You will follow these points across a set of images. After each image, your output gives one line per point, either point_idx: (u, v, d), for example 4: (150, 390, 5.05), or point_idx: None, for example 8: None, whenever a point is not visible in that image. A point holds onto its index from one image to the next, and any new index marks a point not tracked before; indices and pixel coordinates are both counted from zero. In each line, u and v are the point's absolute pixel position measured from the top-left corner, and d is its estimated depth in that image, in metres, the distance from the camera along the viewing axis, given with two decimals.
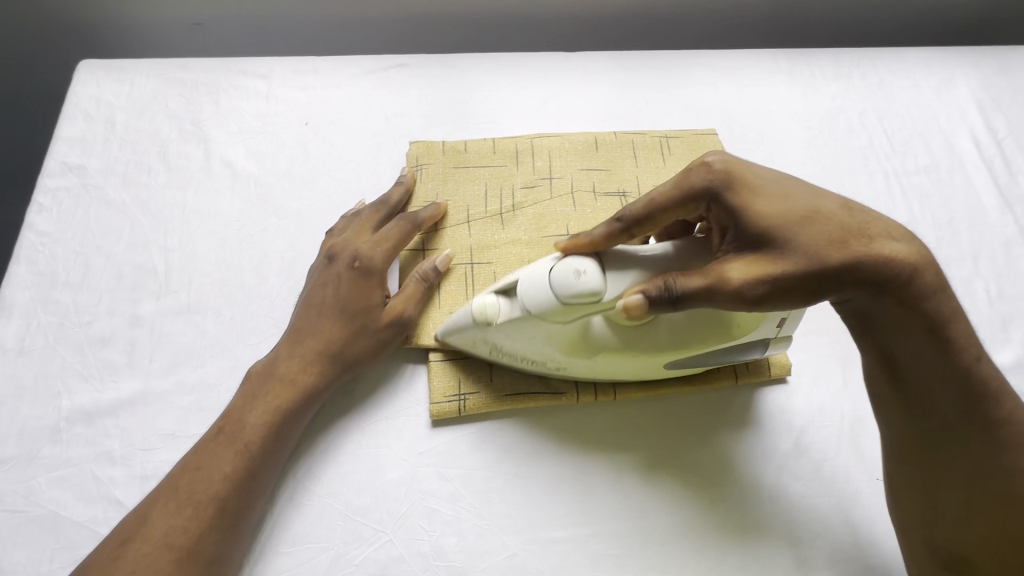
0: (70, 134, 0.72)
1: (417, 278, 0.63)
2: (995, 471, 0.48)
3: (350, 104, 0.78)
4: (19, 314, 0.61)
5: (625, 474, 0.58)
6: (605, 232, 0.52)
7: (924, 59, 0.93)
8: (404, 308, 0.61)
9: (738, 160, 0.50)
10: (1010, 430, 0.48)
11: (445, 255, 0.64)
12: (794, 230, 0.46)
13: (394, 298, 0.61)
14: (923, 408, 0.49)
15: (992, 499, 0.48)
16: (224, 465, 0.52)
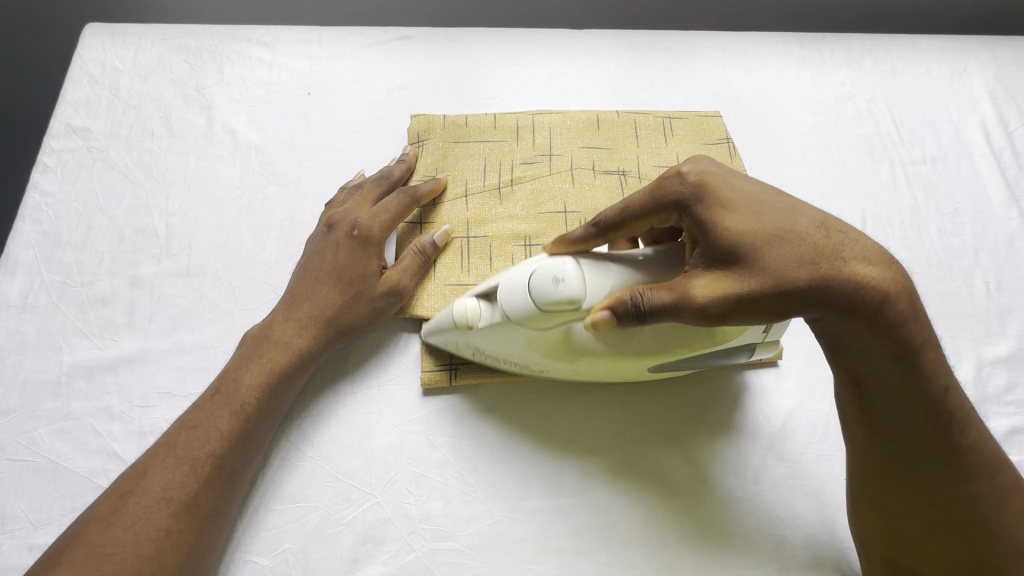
0: (75, 96, 0.73)
1: (414, 251, 0.63)
2: (957, 496, 0.48)
3: (353, 75, 0.78)
4: (23, 272, 0.62)
5: (596, 471, 0.58)
6: (582, 234, 0.54)
7: (938, 47, 0.91)
8: (400, 279, 0.61)
9: (714, 175, 0.49)
10: (974, 459, 0.48)
11: (443, 230, 0.64)
12: (762, 249, 0.45)
13: (390, 269, 0.62)
14: (889, 428, 0.49)
15: (954, 518, 0.48)
16: (221, 424, 0.53)
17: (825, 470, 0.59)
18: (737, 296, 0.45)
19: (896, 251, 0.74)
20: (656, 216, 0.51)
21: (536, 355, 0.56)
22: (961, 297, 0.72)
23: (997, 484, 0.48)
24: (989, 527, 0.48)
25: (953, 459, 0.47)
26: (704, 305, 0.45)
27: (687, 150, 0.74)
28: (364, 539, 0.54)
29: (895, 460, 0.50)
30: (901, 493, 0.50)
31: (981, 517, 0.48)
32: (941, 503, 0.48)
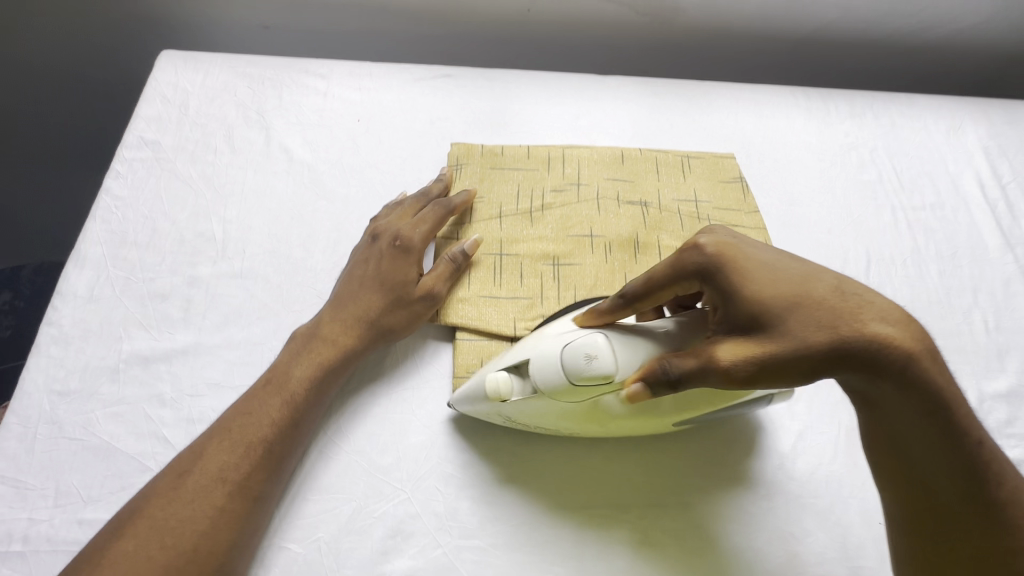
0: (148, 113, 0.80)
1: (447, 259, 0.68)
2: (1003, 553, 0.47)
3: (399, 106, 0.86)
4: (91, 266, 0.68)
5: (606, 495, 0.60)
6: (608, 305, 0.56)
7: (934, 106, 0.99)
8: (436, 284, 0.66)
9: (728, 243, 0.50)
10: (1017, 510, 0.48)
11: (473, 239, 0.69)
12: (784, 318, 0.46)
13: (427, 275, 0.67)
14: (924, 487, 0.49)
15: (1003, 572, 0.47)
16: (273, 411, 0.57)
17: (834, 490, 0.62)
18: (763, 360, 0.46)
19: (900, 289, 0.79)
20: (682, 281, 0.52)
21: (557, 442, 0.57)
22: (961, 334, 0.76)
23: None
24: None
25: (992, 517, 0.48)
26: (734, 372, 0.46)
27: (704, 187, 0.81)
28: (394, 532, 0.57)
29: (932, 516, 0.49)
30: (936, 545, 0.50)
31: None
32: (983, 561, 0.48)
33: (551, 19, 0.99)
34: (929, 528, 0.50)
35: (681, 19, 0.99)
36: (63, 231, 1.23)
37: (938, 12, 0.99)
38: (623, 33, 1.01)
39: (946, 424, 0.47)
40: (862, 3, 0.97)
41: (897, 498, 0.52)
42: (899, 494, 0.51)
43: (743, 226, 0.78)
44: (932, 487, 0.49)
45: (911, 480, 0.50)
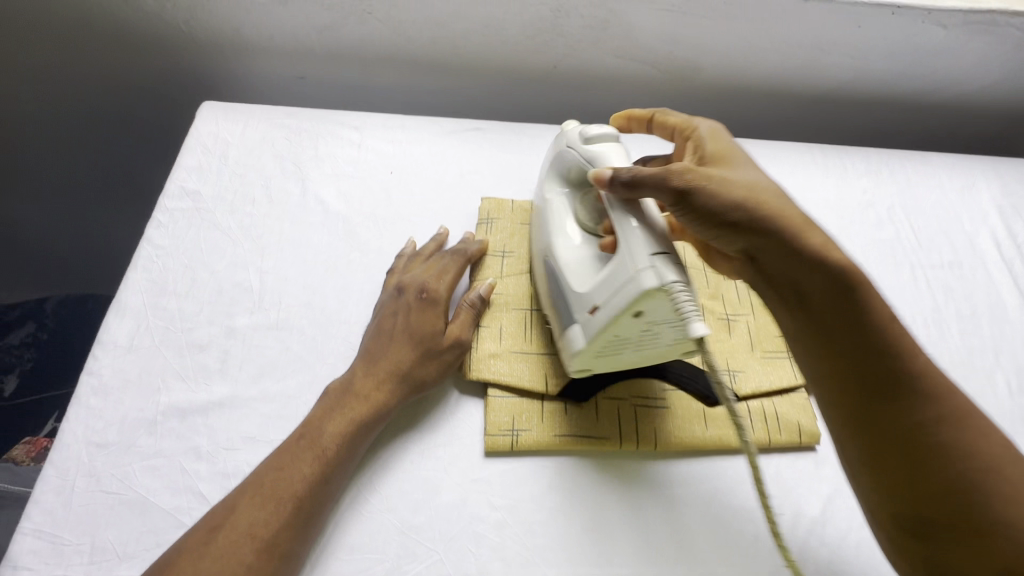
0: (190, 163, 0.83)
1: (467, 305, 0.69)
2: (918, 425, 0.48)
3: (430, 159, 0.89)
4: (131, 315, 0.69)
5: (639, 560, 0.60)
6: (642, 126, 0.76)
7: (948, 164, 1.01)
8: (461, 332, 0.66)
9: (724, 135, 0.63)
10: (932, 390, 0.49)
11: (488, 284, 0.71)
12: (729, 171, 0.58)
13: (451, 324, 0.67)
14: (838, 349, 0.52)
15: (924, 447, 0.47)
16: (303, 467, 0.56)
17: (867, 558, 0.61)
18: (699, 184, 0.55)
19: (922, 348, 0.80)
20: (680, 142, 0.66)
21: (576, 132, 0.69)
22: (985, 395, 0.76)
23: (986, 444, 0.47)
24: (987, 492, 0.45)
25: (928, 407, 0.48)
26: (675, 179, 0.55)
27: None
28: None
29: (869, 405, 0.50)
30: (878, 440, 0.49)
31: (970, 476, 0.45)
32: (916, 434, 0.48)
33: (576, 76, 1.03)
34: (871, 421, 0.50)
35: (702, 77, 1.03)
36: (97, 263, 1.25)
37: (951, 75, 1.02)
38: (645, 89, 1.05)
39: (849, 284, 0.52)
40: (878, 65, 1.00)
41: (833, 396, 0.52)
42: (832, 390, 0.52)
43: None
44: (859, 368, 0.51)
45: (840, 365, 0.51)
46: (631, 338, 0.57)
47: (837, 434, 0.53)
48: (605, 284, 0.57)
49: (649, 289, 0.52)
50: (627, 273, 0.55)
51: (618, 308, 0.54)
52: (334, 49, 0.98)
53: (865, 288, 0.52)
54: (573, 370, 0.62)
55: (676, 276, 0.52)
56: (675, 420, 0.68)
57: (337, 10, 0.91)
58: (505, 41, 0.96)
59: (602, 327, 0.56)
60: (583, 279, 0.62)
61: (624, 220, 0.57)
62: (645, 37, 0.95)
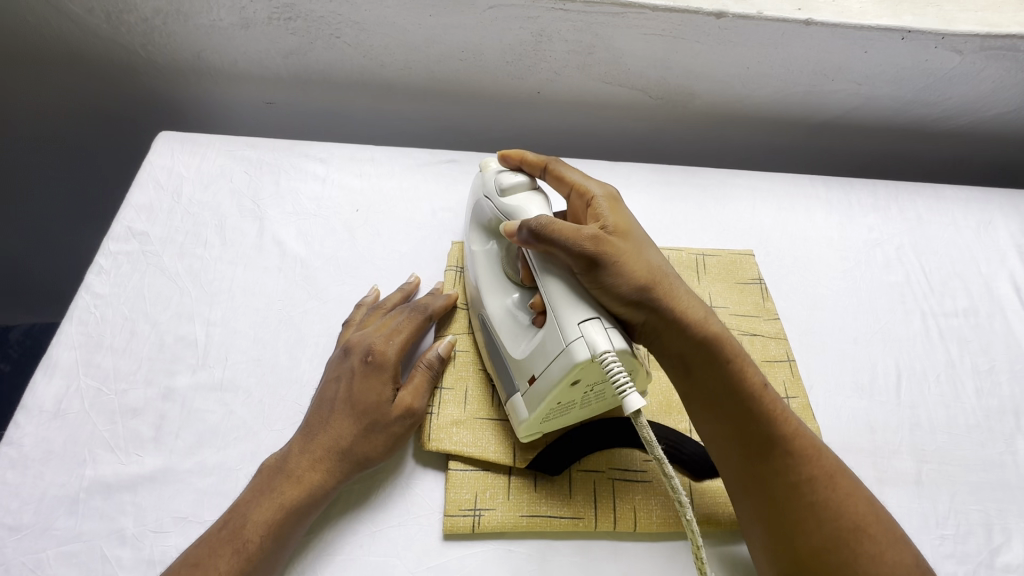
0: (139, 201, 0.77)
1: (423, 367, 0.62)
2: (792, 491, 0.50)
3: (400, 195, 0.82)
4: (61, 375, 0.63)
5: None
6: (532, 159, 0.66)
7: (962, 198, 0.94)
8: (413, 401, 0.60)
9: (617, 199, 0.59)
10: (801, 460, 0.51)
11: (447, 341, 0.64)
12: (627, 235, 0.55)
13: (402, 390, 0.60)
14: (729, 418, 0.53)
15: (797, 511, 0.49)
16: (221, 565, 0.49)
17: None
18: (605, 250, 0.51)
19: (934, 410, 0.72)
20: (578, 202, 0.60)
21: (493, 179, 0.63)
22: (1005, 465, 0.69)
23: (856, 504, 0.50)
24: (861, 554, 0.47)
25: (803, 469, 0.50)
26: (581, 245, 0.50)
27: (719, 291, 0.76)
28: None
29: (754, 464, 0.51)
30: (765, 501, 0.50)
31: (841, 538, 0.47)
32: (794, 501, 0.49)
33: (561, 104, 0.96)
34: (759, 479, 0.51)
35: (696, 103, 0.96)
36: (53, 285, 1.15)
37: (964, 102, 0.95)
38: (635, 116, 0.99)
39: (731, 362, 0.53)
40: (886, 92, 0.93)
41: (727, 456, 0.53)
42: (724, 449, 0.53)
43: (763, 333, 0.73)
44: (746, 437, 0.52)
45: (728, 426, 0.53)
46: (575, 399, 0.54)
47: (734, 491, 0.53)
48: (539, 352, 0.53)
49: (579, 361, 0.48)
50: (558, 343, 0.50)
51: (555, 378, 0.50)
52: (302, 74, 0.92)
53: (738, 363, 0.53)
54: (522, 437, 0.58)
55: (608, 345, 0.48)
56: (659, 496, 0.60)
57: (302, 34, 0.85)
58: (483, 67, 0.90)
59: (541, 398, 0.52)
60: (520, 343, 0.57)
61: (546, 277, 0.53)
62: (634, 63, 0.88)
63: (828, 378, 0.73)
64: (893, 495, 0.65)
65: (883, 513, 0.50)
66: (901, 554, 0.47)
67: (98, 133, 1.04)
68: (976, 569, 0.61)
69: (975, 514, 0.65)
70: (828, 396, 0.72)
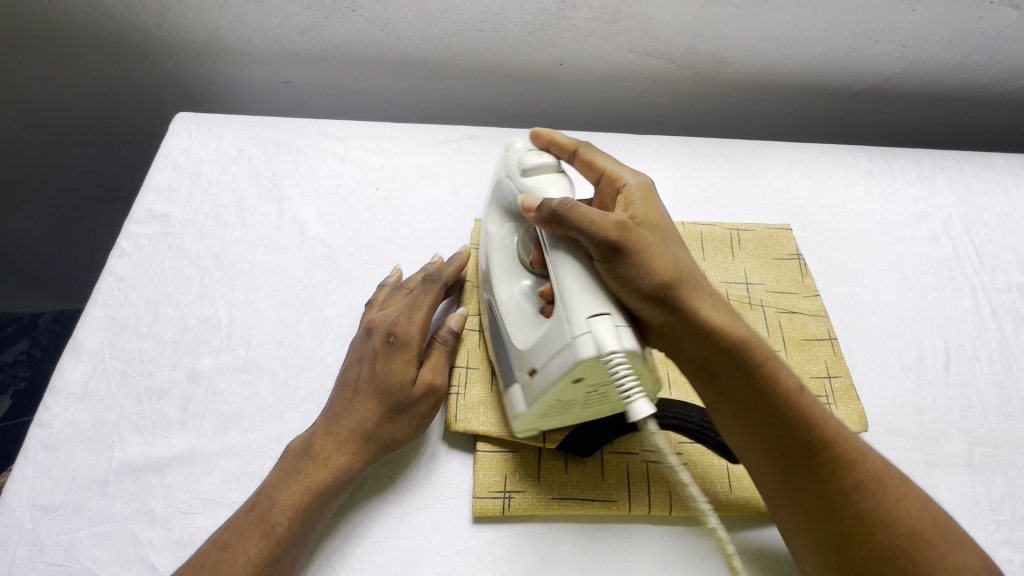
0: (159, 182, 0.76)
1: (439, 344, 0.61)
2: (840, 497, 0.46)
3: (419, 173, 0.80)
4: (88, 356, 0.63)
5: None
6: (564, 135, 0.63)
7: (1015, 167, 0.88)
8: (434, 378, 0.58)
9: (650, 188, 0.56)
10: (847, 467, 0.47)
11: (460, 316, 0.62)
12: (651, 234, 0.51)
13: (421, 368, 0.59)
14: (765, 424, 0.49)
15: (852, 518, 0.45)
16: (251, 547, 0.49)
17: None
18: (634, 239, 0.49)
19: (986, 389, 0.68)
20: (606, 189, 0.57)
21: (516, 157, 0.60)
22: None
23: (909, 508, 0.46)
24: (921, 561, 0.43)
25: (849, 474, 0.46)
26: (606, 235, 0.48)
27: (755, 266, 0.73)
28: None
29: (793, 470, 0.48)
30: (812, 511, 0.47)
31: (903, 545, 0.44)
32: (846, 508, 0.46)
33: (584, 75, 0.92)
34: (801, 488, 0.48)
35: (728, 72, 0.91)
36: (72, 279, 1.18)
37: (1017, 63, 0.89)
38: (663, 88, 0.94)
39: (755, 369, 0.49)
40: (932, 54, 0.87)
41: (764, 465, 0.50)
42: (762, 458, 0.50)
43: (802, 311, 0.69)
44: (781, 443, 0.49)
45: (764, 432, 0.49)
46: (578, 399, 0.50)
47: (773, 499, 0.50)
48: (543, 344, 0.49)
49: (583, 358, 0.45)
50: (563, 335, 0.47)
51: (555, 374, 0.47)
52: (317, 51, 0.90)
53: (770, 366, 0.49)
54: (520, 429, 0.55)
55: (615, 344, 0.44)
56: (694, 479, 0.58)
57: (317, 8, 0.83)
58: (504, 39, 0.86)
59: (540, 393, 0.49)
60: (521, 332, 0.54)
61: (559, 260, 0.50)
62: (662, 30, 0.84)
63: (872, 357, 0.70)
64: (943, 478, 0.62)
65: (941, 510, 0.47)
66: (965, 558, 0.44)
67: (116, 118, 1.04)
68: None
69: None
70: (872, 375, 0.68)
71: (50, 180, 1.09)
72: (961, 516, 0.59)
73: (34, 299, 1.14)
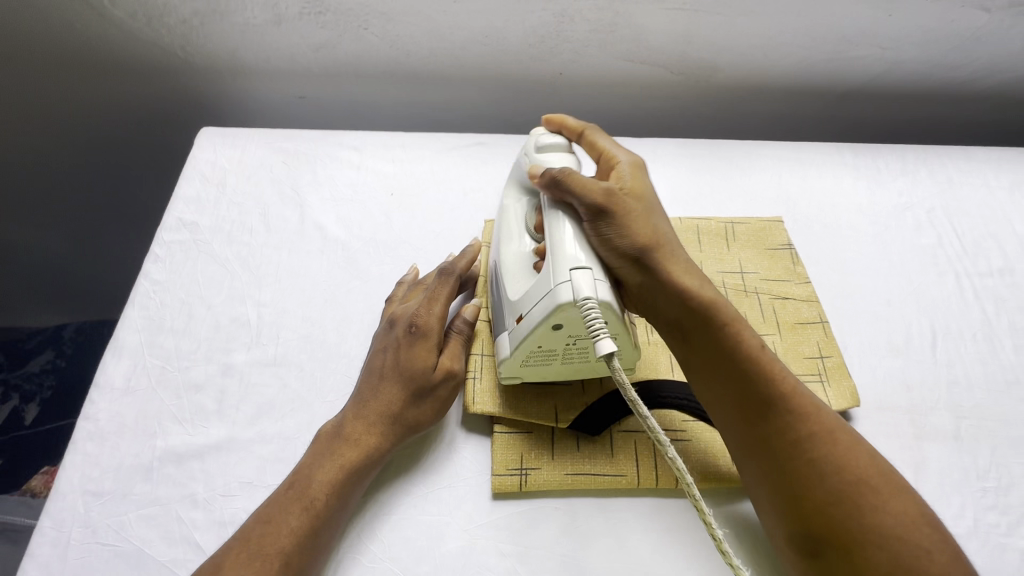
0: (187, 193, 0.81)
1: (454, 334, 0.65)
2: (795, 446, 0.50)
3: (431, 178, 0.85)
4: (128, 354, 0.67)
5: None
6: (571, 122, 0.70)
7: (994, 159, 0.93)
8: (453, 364, 0.63)
9: (642, 168, 0.62)
10: (802, 418, 0.51)
11: (474, 307, 0.67)
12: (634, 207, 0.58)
13: (442, 356, 0.63)
14: (730, 375, 0.54)
15: (805, 464, 0.49)
16: (292, 521, 0.53)
17: None
18: (617, 206, 0.56)
19: (971, 366, 0.72)
20: (601, 168, 0.64)
21: (532, 138, 0.66)
22: None
23: (857, 460, 0.49)
24: (865, 506, 0.47)
25: (802, 422, 0.51)
26: (591, 199, 0.55)
27: (750, 257, 0.77)
28: None
29: (755, 420, 0.52)
30: (772, 461, 0.51)
31: (848, 490, 0.47)
32: (798, 455, 0.50)
33: (583, 83, 0.97)
34: (760, 436, 0.52)
35: (719, 77, 0.97)
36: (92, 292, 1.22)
37: (992, 62, 0.94)
38: (658, 93, 1.00)
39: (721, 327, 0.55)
40: (911, 56, 0.93)
41: (727, 414, 0.54)
42: (726, 408, 0.54)
43: (795, 297, 0.74)
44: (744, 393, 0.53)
45: (728, 384, 0.54)
46: (557, 350, 0.57)
47: (735, 453, 0.54)
48: (529, 295, 0.56)
49: (562, 303, 0.51)
50: (546, 285, 0.54)
51: (537, 319, 0.54)
52: (331, 67, 0.95)
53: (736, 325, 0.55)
54: (503, 379, 0.61)
55: (590, 292, 0.51)
56: (697, 454, 0.62)
57: (332, 27, 0.89)
58: (506, 51, 0.92)
59: (524, 338, 0.56)
60: (516, 286, 0.60)
61: (552, 222, 0.57)
62: (656, 39, 0.90)
63: (862, 339, 0.74)
64: (932, 450, 0.66)
65: (890, 468, 0.50)
66: (906, 504, 0.47)
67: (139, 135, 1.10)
68: (1020, 520, 0.61)
69: (1018, 467, 0.65)
70: (862, 356, 0.73)
71: (76, 194, 1.14)
72: (949, 484, 0.63)
73: (57, 314, 1.18)
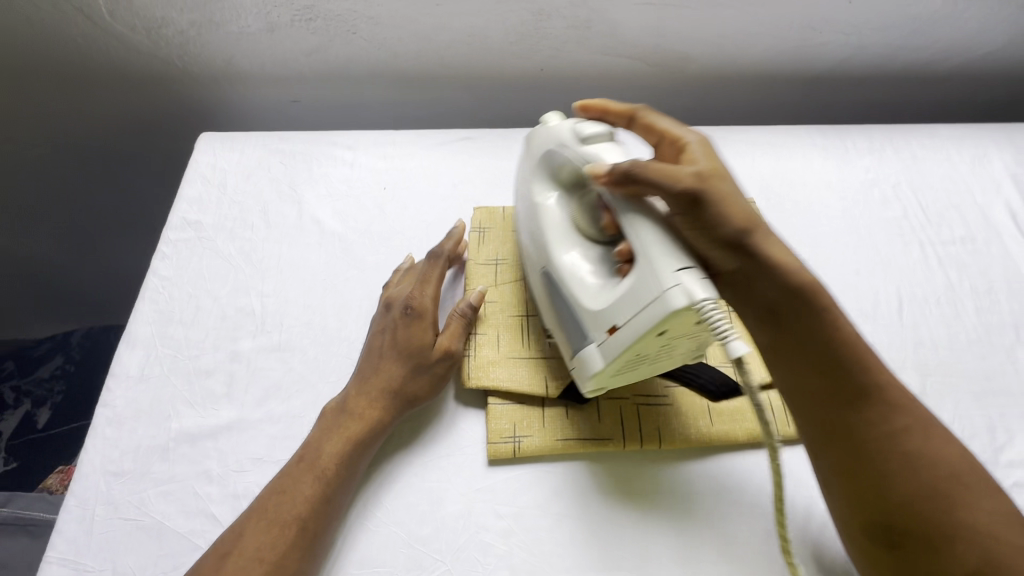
0: (190, 194, 0.85)
1: (457, 315, 0.69)
2: (885, 439, 0.51)
3: (421, 172, 0.90)
4: (141, 345, 0.72)
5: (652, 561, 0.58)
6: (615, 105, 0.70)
7: (957, 135, 0.98)
8: (450, 342, 0.67)
9: (709, 145, 0.63)
10: (896, 412, 0.52)
11: (478, 292, 0.70)
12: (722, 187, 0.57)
13: (440, 335, 0.67)
14: (818, 357, 0.55)
15: (895, 457, 0.50)
16: (306, 488, 0.57)
17: None
18: (710, 190, 0.56)
19: (935, 328, 0.77)
20: (668, 149, 0.64)
21: (570, 129, 0.66)
22: (1006, 373, 0.73)
23: (948, 454, 0.51)
24: (958, 504, 0.48)
25: (899, 417, 0.52)
26: (681, 186, 0.55)
27: None
28: None
29: (843, 413, 0.53)
30: (860, 458, 0.52)
31: (939, 487, 0.49)
32: (886, 448, 0.51)
33: (563, 77, 1.02)
34: (845, 430, 0.53)
35: (692, 67, 1.01)
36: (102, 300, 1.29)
37: (951, 43, 0.99)
38: (635, 85, 1.04)
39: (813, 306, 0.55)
40: (872, 40, 0.98)
41: (814, 403, 0.55)
42: (812, 399, 0.55)
43: None
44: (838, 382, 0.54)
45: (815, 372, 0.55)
46: (652, 354, 0.55)
47: (814, 446, 0.55)
48: (623, 303, 0.54)
49: (676, 308, 0.49)
50: (652, 289, 0.51)
51: (643, 327, 0.51)
52: (323, 71, 1.00)
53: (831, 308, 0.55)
54: (590, 388, 0.60)
55: (705, 293, 0.49)
56: (678, 416, 0.66)
57: (322, 33, 0.93)
58: (489, 50, 0.96)
59: (623, 347, 0.54)
60: (593, 295, 0.58)
61: (635, 219, 0.55)
62: (630, 32, 0.94)
63: None
64: None
65: (974, 461, 0.52)
66: (996, 503, 0.49)
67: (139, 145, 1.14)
68: None
69: (979, 418, 0.69)
70: None
71: (81, 204, 1.19)
72: None
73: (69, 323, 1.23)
